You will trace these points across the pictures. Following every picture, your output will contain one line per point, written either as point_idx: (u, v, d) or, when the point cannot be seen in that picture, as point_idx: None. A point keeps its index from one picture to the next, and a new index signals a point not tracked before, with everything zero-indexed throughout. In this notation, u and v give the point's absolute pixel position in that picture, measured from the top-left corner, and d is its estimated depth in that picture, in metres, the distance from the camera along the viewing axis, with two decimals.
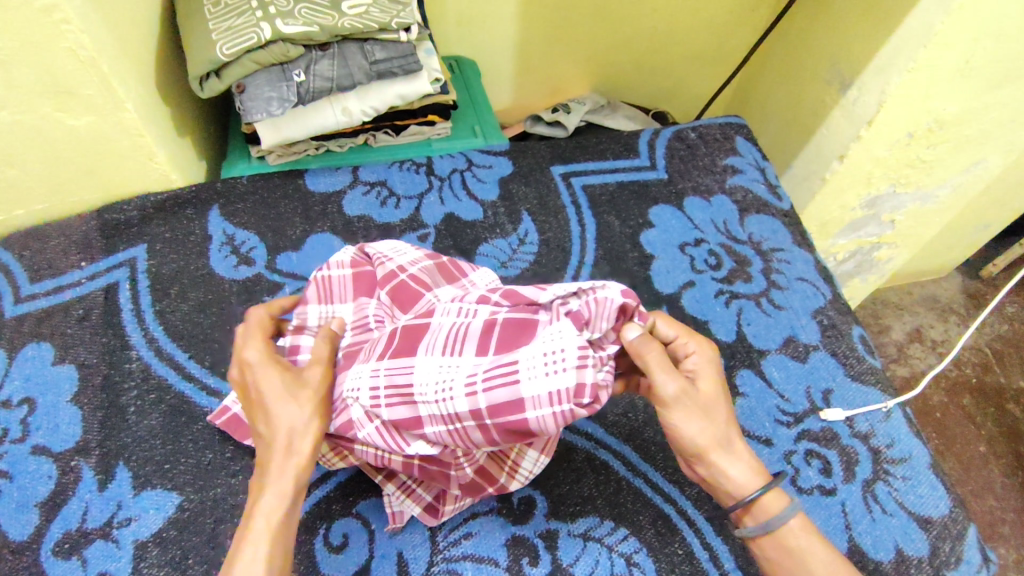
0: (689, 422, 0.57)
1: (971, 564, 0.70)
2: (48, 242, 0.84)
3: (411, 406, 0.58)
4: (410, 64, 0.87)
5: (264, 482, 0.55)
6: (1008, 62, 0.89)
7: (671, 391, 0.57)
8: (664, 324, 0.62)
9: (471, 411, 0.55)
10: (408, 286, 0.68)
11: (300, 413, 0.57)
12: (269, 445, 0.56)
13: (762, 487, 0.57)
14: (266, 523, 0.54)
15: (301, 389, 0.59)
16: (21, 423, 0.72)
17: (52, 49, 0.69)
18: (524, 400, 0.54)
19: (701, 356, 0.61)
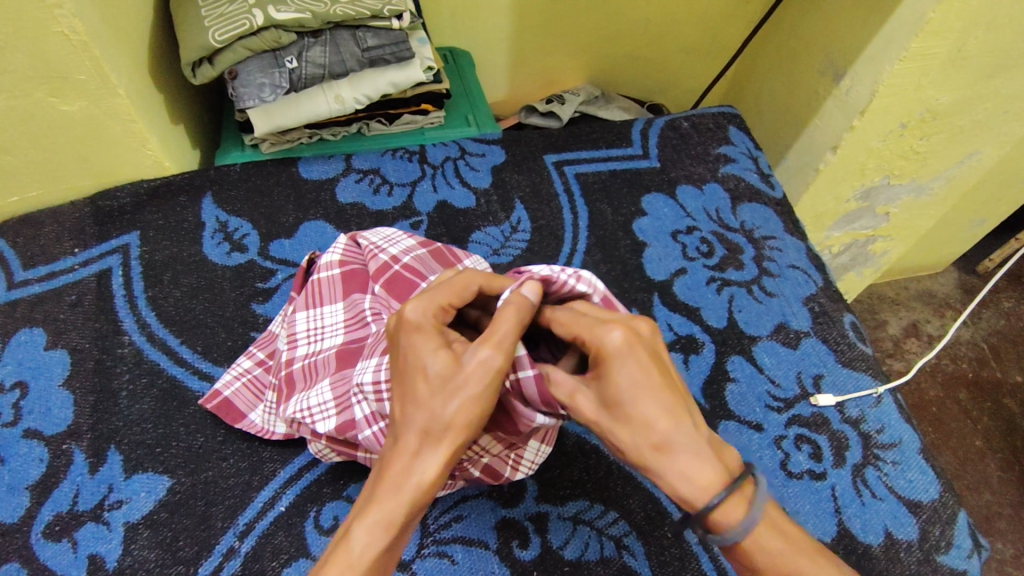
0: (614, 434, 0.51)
1: (961, 549, 0.70)
2: (42, 229, 0.84)
3: None
4: (402, 51, 0.87)
5: (375, 494, 0.48)
6: (999, 52, 0.89)
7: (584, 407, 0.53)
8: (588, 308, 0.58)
9: None
10: (400, 279, 0.72)
11: (441, 412, 0.49)
12: (398, 444, 0.49)
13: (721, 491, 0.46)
14: (356, 554, 0.46)
15: (454, 376, 0.49)
16: (13, 407, 0.72)
17: (44, 34, 0.69)
18: None
19: (614, 348, 0.51)
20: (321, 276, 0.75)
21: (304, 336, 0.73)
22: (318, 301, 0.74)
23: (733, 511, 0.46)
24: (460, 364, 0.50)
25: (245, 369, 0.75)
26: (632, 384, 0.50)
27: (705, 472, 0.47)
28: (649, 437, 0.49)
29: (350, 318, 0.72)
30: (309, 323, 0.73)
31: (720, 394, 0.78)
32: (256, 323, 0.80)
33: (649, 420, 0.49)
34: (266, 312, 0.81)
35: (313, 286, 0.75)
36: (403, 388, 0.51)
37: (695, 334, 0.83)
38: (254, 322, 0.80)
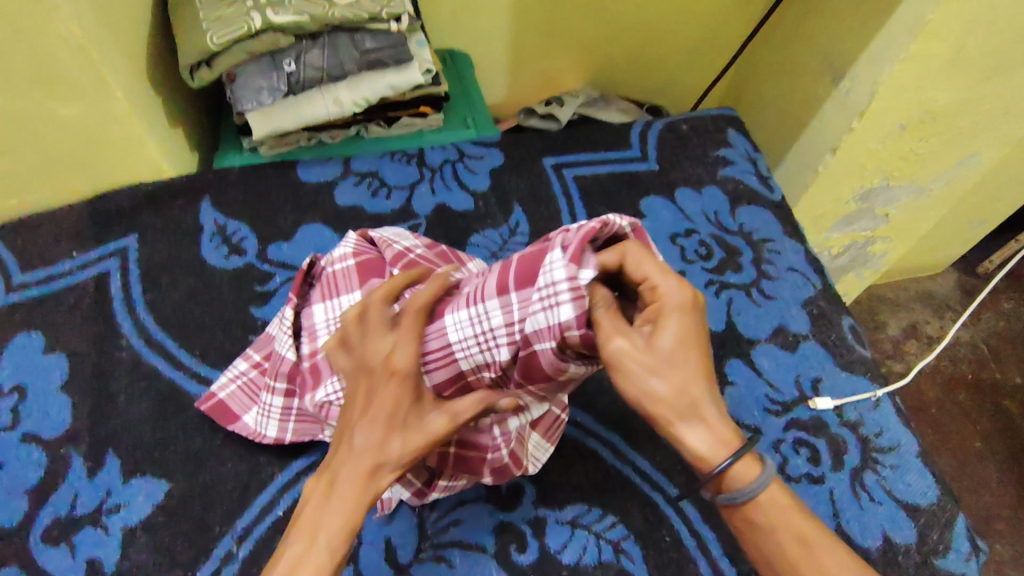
0: (644, 380, 0.51)
1: (960, 553, 0.70)
2: (40, 232, 0.84)
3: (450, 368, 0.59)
4: (401, 54, 0.87)
5: (331, 501, 0.50)
6: (999, 53, 0.89)
7: (621, 348, 0.51)
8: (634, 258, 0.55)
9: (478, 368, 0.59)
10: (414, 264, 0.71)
11: (394, 443, 0.51)
12: (351, 461, 0.51)
13: (732, 455, 0.51)
14: (324, 558, 0.48)
15: (413, 430, 0.51)
16: (12, 411, 0.72)
17: (41, 37, 0.69)
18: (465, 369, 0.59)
19: (671, 304, 0.53)
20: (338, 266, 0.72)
21: (323, 327, 0.70)
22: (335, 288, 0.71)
23: (745, 471, 0.52)
24: (424, 419, 0.52)
25: (240, 372, 0.74)
26: (679, 338, 0.52)
27: (723, 435, 0.52)
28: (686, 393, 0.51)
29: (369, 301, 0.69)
30: (327, 315, 0.70)
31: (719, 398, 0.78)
32: (254, 326, 0.80)
33: (688, 377, 0.51)
34: (264, 315, 0.81)
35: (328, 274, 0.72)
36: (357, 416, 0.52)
37: None
38: (253, 326, 0.80)
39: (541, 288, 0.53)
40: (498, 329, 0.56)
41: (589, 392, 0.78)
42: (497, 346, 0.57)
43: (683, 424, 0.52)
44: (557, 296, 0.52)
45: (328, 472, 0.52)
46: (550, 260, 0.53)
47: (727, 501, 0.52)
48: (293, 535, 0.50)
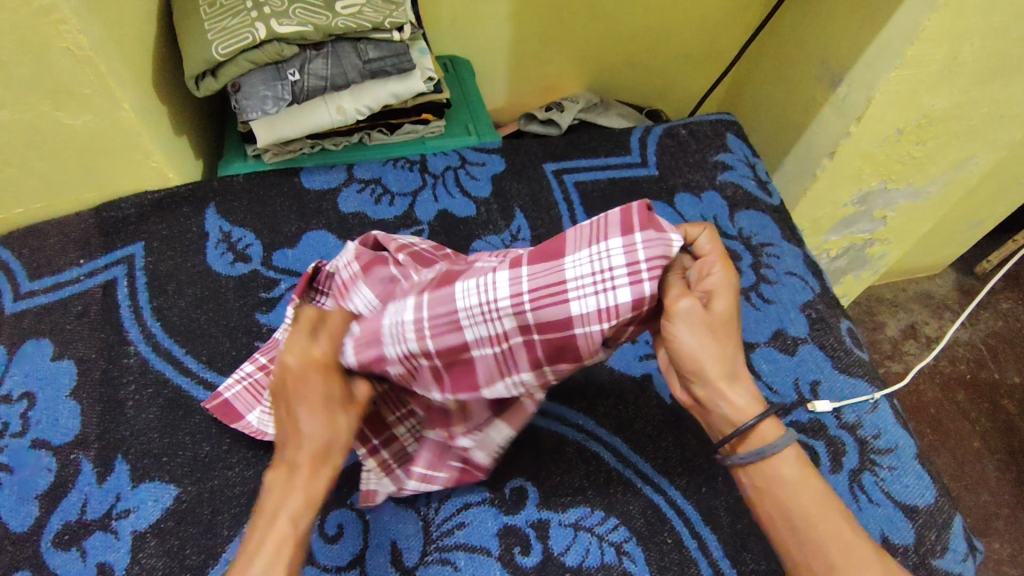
0: (693, 336, 0.56)
1: (957, 553, 0.71)
2: (47, 240, 0.85)
3: (456, 335, 0.59)
4: (403, 63, 0.89)
5: (296, 482, 0.55)
6: (994, 58, 0.90)
7: (681, 305, 0.56)
8: (705, 241, 0.60)
9: (482, 340, 0.59)
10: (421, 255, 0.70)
11: (333, 425, 0.57)
12: (300, 449, 0.56)
13: (760, 414, 0.55)
14: (289, 531, 0.53)
15: (348, 406, 0.59)
16: (22, 417, 0.73)
17: (49, 49, 0.70)
18: (469, 343, 0.59)
19: (722, 281, 0.58)
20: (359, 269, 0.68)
21: None
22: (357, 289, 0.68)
23: (768, 431, 0.56)
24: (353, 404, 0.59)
25: (246, 373, 0.75)
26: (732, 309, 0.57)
27: (753, 400, 0.57)
28: (729, 356, 0.56)
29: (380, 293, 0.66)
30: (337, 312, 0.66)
31: None
32: (260, 332, 0.81)
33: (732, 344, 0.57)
34: (270, 321, 0.82)
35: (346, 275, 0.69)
36: (292, 409, 0.57)
37: None
38: (258, 332, 0.81)
39: (592, 268, 0.56)
40: (504, 302, 0.57)
41: (591, 396, 0.79)
42: (508, 319, 0.58)
43: (725, 387, 0.56)
44: (613, 279, 0.56)
45: (284, 461, 0.56)
46: (606, 246, 0.56)
47: (748, 459, 0.56)
48: (258, 519, 0.54)
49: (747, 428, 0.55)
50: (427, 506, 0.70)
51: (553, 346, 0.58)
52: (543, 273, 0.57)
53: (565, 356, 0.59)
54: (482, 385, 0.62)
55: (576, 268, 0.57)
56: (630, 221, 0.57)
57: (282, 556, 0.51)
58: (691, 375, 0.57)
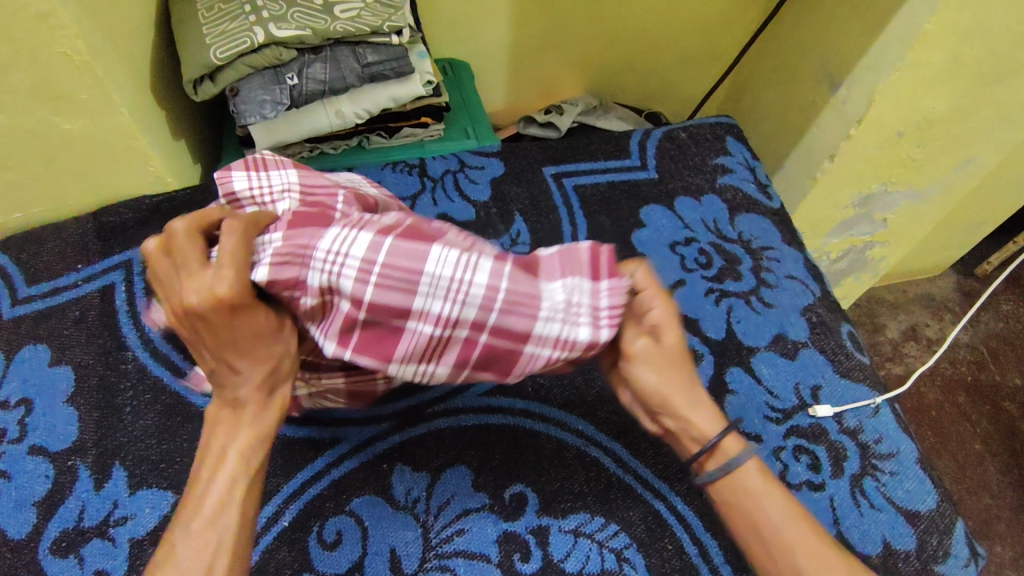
0: (650, 373, 0.63)
1: (959, 559, 0.71)
2: (45, 245, 0.84)
3: (404, 298, 0.54)
4: (402, 67, 0.88)
5: (241, 419, 0.54)
6: (993, 61, 0.90)
7: (635, 347, 0.63)
8: (642, 276, 0.63)
9: (424, 314, 0.55)
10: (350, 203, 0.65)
11: (275, 353, 0.55)
12: (242, 387, 0.54)
13: (722, 431, 0.62)
14: (238, 469, 0.53)
15: (275, 336, 0.55)
16: (18, 424, 0.72)
17: (46, 54, 0.69)
18: (410, 311, 0.55)
19: (664, 315, 0.62)
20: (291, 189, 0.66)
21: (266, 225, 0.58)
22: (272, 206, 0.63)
23: (730, 446, 0.62)
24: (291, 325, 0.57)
25: None
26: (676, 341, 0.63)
27: (715, 420, 0.63)
28: (684, 386, 0.63)
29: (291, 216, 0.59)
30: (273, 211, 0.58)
31: (719, 406, 0.79)
32: None
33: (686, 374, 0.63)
34: None
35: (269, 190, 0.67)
36: (221, 346, 0.53)
37: (694, 345, 0.83)
38: None
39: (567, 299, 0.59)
40: (474, 289, 0.56)
41: (591, 401, 0.78)
42: (471, 311, 0.56)
43: (688, 413, 0.63)
44: (579, 317, 0.59)
45: (227, 398, 0.55)
46: (577, 282, 0.60)
47: (715, 476, 0.61)
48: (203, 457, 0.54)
49: (711, 446, 0.62)
50: (426, 513, 0.69)
51: (490, 352, 0.58)
52: (526, 280, 0.58)
53: (493, 367, 0.60)
54: (393, 357, 0.57)
55: (552, 291, 0.59)
56: (599, 260, 0.60)
57: (235, 500, 0.52)
58: (658, 407, 0.64)
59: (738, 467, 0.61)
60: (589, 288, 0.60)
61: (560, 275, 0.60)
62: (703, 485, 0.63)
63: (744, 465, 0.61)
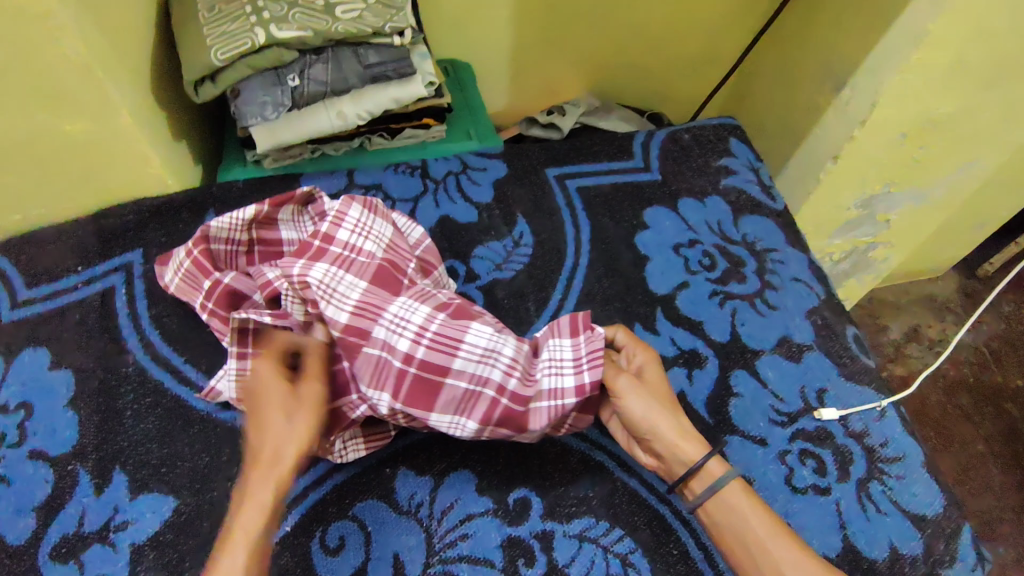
0: (636, 402, 0.68)
1: (965, 563, 0.70)
2: (44, 247, 0.84)
3: (447, 357, 0.68)
4: (404, 68, 0.88)
5: (249, 488, 0.61)
6: (999, 62, 0.89)
7: (620, 383, 0.69)
8: (623, 337, 0.74)
9: (463, 376, 0.68)
10: (398, 247, 0.78)
11: (290, 431, 0.63)
12: (260, 458, 0.62)
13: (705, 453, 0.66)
14: (244, 536, 0.58)
15: (297, 406, 0.65)
16: (18, 428, 0.72)
17: (46, 56, 0.69)
18: (450, 369, 0.68)
19: (645, 361, 0.72)
20: (347, 223, 0.76)
21: (318, 287, 0.69)
22: (319, 238, 0.74)
23: (715, 468, 0.65)
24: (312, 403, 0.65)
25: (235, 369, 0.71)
26: (654, 380, 0.71)
27: (697, 443, 0.66)
28: (671, 418, 0.67)
29: (333, 262, 0.72)
30: (325, 279, 0.69)
31: (724, 409, 0.78)
32: None
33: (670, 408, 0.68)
34: None
35: (339, 211, 0.76)
36: (259, 428, 0.64)
37: (699, 348, 0.83)
38: None
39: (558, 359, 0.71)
40: (502, 356, 0.69)
41: None
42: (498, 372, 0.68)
43: (677, 440, 0.66)
44: (564, 368, 0.70)
45: (250, 470, 0.62)
46: (559, 342, 0.72)
47: (704, 496, 0.64)
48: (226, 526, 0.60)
49: (698, 468, 0.65)
50: (430, 517, 0.68)
51: (510, 411, 0.68)
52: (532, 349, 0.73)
53: (510, 423, 0.68)
54: (434, 409, 0.67)
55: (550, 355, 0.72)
56: (577, 323, 0.73)
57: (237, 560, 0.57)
58: (645, 436, 0.67)
59: (727, 486, 0.64)
60: (578, 344, 0.72)
61: (555, 337, 0.73)
62: (694, 508, 0.65)
63: (730, 484, 0.64)
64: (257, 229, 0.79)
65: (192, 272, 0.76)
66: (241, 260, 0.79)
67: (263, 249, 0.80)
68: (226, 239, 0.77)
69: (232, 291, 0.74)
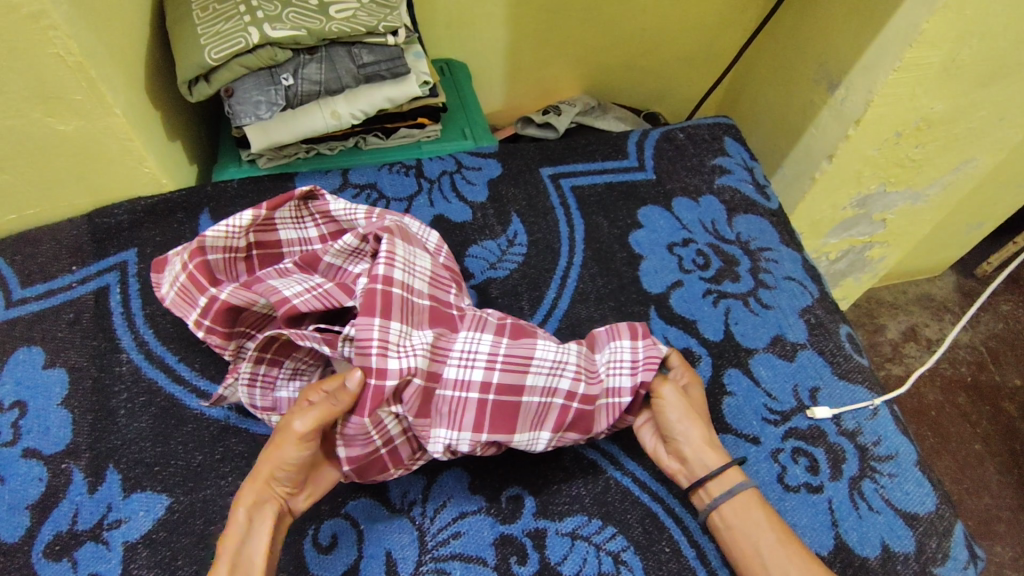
0: (675, 408, 0.69)
1: (958, 561, 0.70)
2: (39, 247, 0.84)
3: (520, 375, 0.68)
4: (398, 67, 0.88)
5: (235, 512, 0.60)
6: (993, 60, 0.89)
7: (669, 393, 0.70)
8: (675, 361, 0.74)
9: (535, 390, 0.68)
10: (439, 277, 0.76)
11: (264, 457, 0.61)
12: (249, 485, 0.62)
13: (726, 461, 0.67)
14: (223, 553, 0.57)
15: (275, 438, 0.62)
16: (12, 427, 0.72)
17: (40, 56, 0.69)
18: (524, 388, 0.68)
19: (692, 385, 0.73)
20: (398, 262, 0.72)
21: (394, 346, 0.66)
22: (380, 281, 0.69)
23: (734, 476, 0.67)
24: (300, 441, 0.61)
25: (248, 376, 0.70)
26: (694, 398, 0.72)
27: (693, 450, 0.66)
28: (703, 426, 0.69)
29: (401, 314, 0.68)
30: (399, 335, 0.67)
31: (717, 408, 0.78)
32: None
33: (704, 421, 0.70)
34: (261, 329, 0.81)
35: (388, 251, 0.71)
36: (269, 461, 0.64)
37: (692, 347, 0.83)
38: None
39: (613, 360, 0.72)
40: (569, 365, 0.69)
41: None
42: (567, 382, 0.69)
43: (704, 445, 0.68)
44: (621, 368, 0.71)
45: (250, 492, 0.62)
46: (617, 344, 0.73)
47: (721, 499, 0.65)
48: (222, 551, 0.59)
49: (717, 472, 0.66)
50: (422, 515, 0.69)
51: (580, 413, 0.69)
52: (585, 356, 0.72)
53: (577, 427, 0.69)
54: (515, 431, 0.68)
55: (609, 363, 0.72)
56: (637, 329, 0.74)
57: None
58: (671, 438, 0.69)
59: (743, 494, 0.65)
60: (629, 350, 0.72)
61: (608, 343, 0.74)
62: (707, 510, 0.66)
63: (744, 491, 0.65)
64: (255, 232, 0.79)
65: (188, 287, 0.74)
66: (239, 267, 0.79)
67: (260, 252, 0.80)
68: (224, 248, 0.77)
69: (232, 307, 0.72)
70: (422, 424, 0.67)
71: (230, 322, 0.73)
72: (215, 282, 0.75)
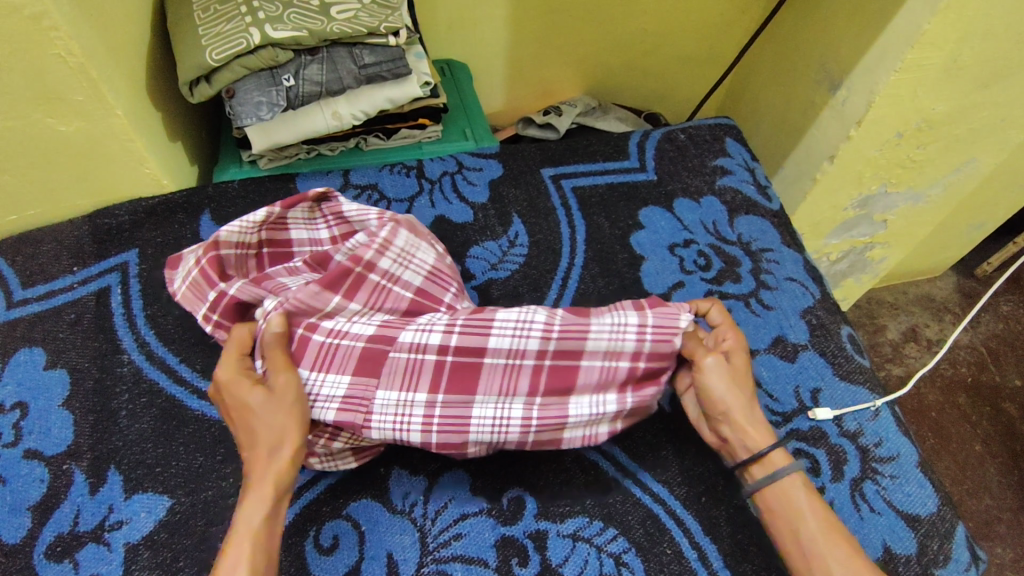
0: (718, 385, 0.67)
1: (960, 562, 0.71)
2: (40, 248, 0.84)
3: (484, 336, 0.68)
4: (398, 68, 0.88)
5: (249, 486, 0.59)
6: (995, 62, 0.89)
7: (710, 364, 0.68)
8: (716, 313, 0.74)
9: (503, 352, 0.68)
10: (439, 273, 0.77)
11: (278, 421, 0.61)
12: (253, 455, 0.60)
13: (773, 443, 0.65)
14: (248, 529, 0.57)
15: (271, 401, 0.62)
16: (13, 427, 0.72)
17: (42, 57, 0.69)
18: (485, 348, 0.68)
19: (734, 345, 0.71)
20: (392, 252, 0.73)
21: (344, 317, 0.70)
22: (362, 265, 0.71)
23: (779, 459, 0.65)
24: (255, 386, 0.62)
25: None
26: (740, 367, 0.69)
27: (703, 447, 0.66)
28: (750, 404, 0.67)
29: (368, 294, 0.72)
30: (360, 315, 0.71)
31: None
32: None
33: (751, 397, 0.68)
34: None
35: (386, 239, 0.73)
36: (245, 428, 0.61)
37: None
38: None
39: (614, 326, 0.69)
40: (537, 325, 0.68)
41: None
42: (535, 342, 0.68)
43: (747, 426, 0.66)
44: (625, 335, 0.69)
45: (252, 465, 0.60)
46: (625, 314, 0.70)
47: (762, 483, 0.64)
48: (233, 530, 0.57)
49: (761, 455, 0.65)
50: (423, 517, 0.69)
51: (552, 372, 0.68)
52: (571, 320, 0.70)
53: (556, 391, 0.68)
54: (477, 393, 0.67)
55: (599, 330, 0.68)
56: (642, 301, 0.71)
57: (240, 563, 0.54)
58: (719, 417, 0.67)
59: (785, 479, 0.64)
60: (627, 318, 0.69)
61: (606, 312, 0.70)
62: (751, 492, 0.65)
63: (791, 476, 0.64)
64: (267, 230, 0.79)
65: (199, 281, 0.74)
66: (250, 263, 0.79)
67: (271, 250, 0.80)
68: (237, 243, 0.77)
69: (241, 304, 0.72)
70: (366, 385, 0.66)
71: (239, 317, 0.73)
72: (226, 277, 0.75)
